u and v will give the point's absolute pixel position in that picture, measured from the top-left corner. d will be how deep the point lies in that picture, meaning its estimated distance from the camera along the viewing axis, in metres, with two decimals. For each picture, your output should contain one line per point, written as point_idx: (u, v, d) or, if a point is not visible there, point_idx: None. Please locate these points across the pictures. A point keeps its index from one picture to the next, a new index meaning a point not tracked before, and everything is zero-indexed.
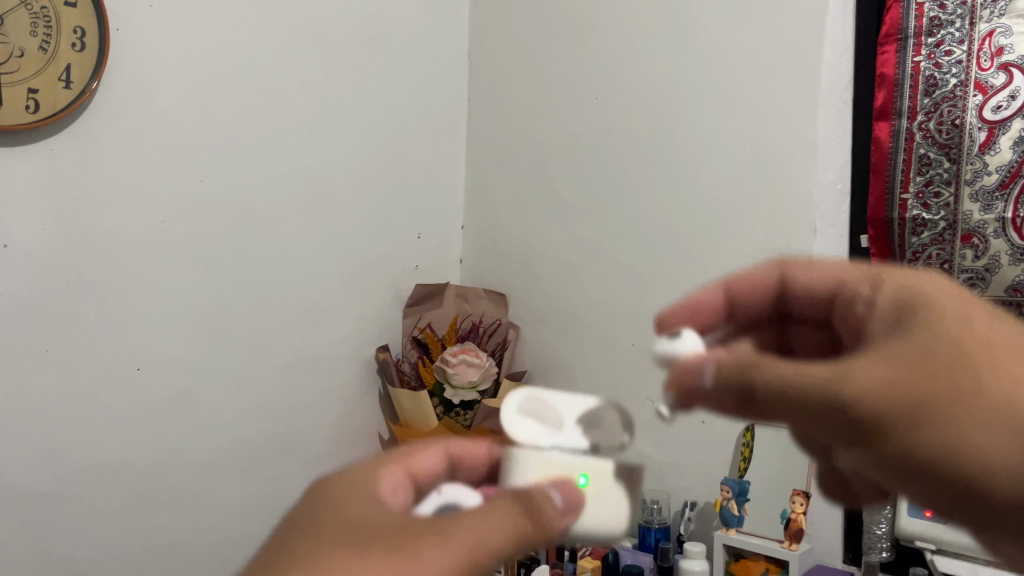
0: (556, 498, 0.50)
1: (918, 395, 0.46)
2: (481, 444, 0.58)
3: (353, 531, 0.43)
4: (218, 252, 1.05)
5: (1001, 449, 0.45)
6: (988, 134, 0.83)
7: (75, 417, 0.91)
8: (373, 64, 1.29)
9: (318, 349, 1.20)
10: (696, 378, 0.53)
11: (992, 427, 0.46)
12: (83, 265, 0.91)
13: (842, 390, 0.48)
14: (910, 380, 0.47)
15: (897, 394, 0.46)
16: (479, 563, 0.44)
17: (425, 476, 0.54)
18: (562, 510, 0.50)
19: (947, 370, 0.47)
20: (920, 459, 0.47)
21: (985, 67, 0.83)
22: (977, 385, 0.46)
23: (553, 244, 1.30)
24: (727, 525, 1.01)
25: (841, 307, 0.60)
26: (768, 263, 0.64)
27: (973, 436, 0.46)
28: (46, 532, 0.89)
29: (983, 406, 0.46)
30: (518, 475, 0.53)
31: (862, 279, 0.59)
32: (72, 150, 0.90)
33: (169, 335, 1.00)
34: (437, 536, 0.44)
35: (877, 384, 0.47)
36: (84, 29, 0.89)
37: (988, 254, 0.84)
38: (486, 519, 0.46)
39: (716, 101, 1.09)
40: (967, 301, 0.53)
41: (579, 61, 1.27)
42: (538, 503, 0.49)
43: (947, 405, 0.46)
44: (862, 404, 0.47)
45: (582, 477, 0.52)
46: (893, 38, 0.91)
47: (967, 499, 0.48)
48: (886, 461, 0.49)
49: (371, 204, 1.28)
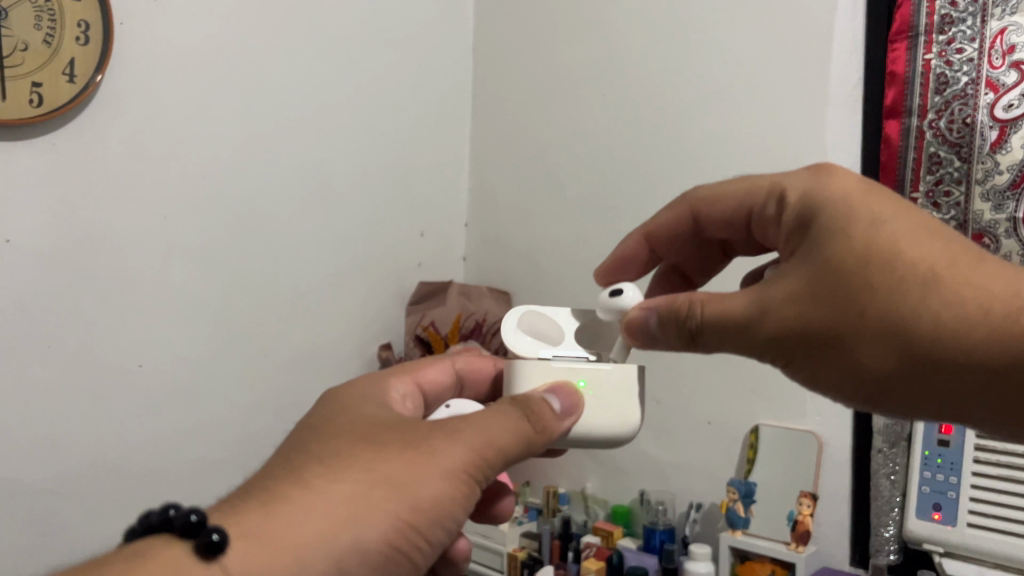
0: (554, 402, 0.57)
1: (830, 314, 0.49)
2: (487, 364, 0.74)
3: (369, 429, 0.52)
4: (220, 247, 1.05)
5: (905, 345, 0.48)
6: (999, 132, 0.82)
7: (75, 413, 0.90)
8: (377, 60, 1.28)
9: (319, 346, 1.19)
10: (642, 322, 0.58)
11: (892, 334, 0.48)
12: (84, 260, 0.90)
13: (756, 319, 0.52)
14: (813, 306, 0.49)
15: (808, 323, 0.50)
16: (487, 454, 0.51)
17: (435, 386, 0.68)
18: (558, 412, 0.57)
19: (845, 284, 0.48)
20: (848, 370, 0.50)
21: (997, 65, 0.82)
22: (868, 296, 0.48)
23: (557, 242, 1.29)
24: (733, 526, 0.97)
25: (755, 222, 0.61)
26: (676, 209, 0.68)
27: (877, 347, 0.48)
28: (43, 528, 0.88)
29: (878, 319, 0.48)
30: (519, 383, 0.62)
31: (765, 191, 0.59)
32: (75, 143, 0.89)
33: (170, 331, 0.99)
34: (450, 432, 0.51)
35: (787, 316, 0.51)
36: (87, 22, 0.88)
37: (999, 254, 0.82)
38: (489, 417, 0.53)
39: (721, 98, 1.08)
40: (880, 187, 0.52)
41: (583, 58, 1.27)
42: (536, 403, 0.55)
43: (856, 318, 0.48)
44: (771, 334, 0.51)
45: (580, 381, 0.60)
46: (903, 35, 0.90)
47: (899, 396, 0.50)
48: (809, 377, 0.52)
49: (374, 201, 1.28)
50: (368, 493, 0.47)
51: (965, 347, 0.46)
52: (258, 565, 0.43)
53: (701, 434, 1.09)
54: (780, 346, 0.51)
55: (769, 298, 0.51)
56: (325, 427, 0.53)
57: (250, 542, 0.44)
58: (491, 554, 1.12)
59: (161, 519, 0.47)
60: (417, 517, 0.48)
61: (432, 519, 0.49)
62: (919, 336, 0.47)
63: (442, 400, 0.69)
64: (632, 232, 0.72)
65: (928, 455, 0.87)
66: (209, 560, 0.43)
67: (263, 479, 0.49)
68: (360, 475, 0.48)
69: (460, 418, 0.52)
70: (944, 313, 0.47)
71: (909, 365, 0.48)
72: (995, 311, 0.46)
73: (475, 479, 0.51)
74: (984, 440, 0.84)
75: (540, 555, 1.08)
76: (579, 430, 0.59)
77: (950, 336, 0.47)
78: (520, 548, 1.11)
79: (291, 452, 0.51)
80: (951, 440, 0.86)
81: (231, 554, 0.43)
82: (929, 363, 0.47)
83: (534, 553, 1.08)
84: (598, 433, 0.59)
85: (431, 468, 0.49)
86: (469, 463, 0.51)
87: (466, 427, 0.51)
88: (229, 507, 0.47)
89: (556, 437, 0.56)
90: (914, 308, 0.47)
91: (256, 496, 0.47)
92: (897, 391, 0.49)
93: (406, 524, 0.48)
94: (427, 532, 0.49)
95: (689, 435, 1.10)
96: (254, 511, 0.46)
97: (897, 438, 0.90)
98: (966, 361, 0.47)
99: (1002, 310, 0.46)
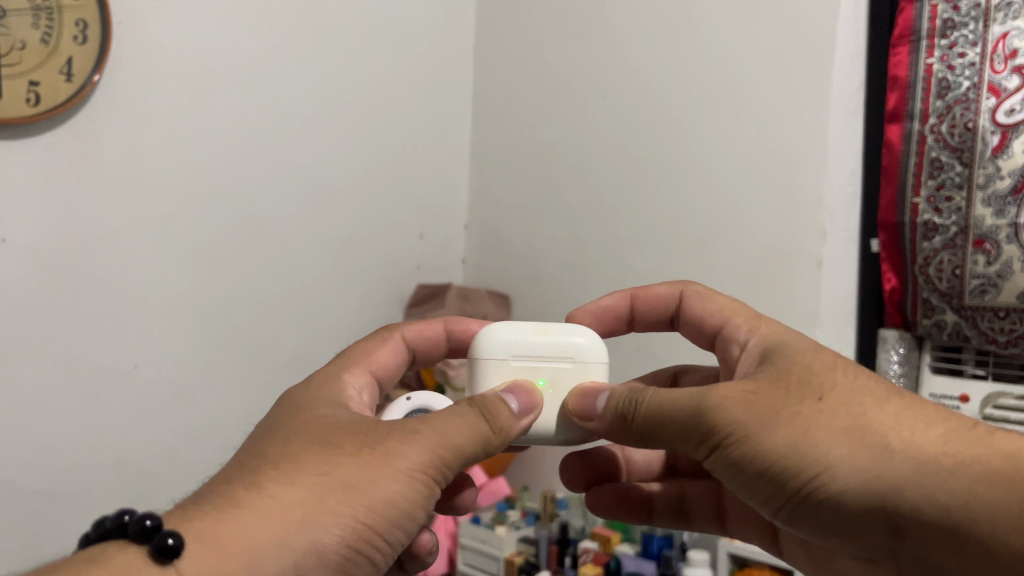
0: (511, 402, 0.55)
1: (808, 414, 0.46)
2: (435, 327, 0.72)
3: (323, 431, 0.51)
4: (215, 249, 1.04)
5: (877, 466, 0.43)
6: (1001, 137, 0.81)
7: (69, 413, 0.89)
8: (377, 65, 1.28)
9: (316, 347, 1.19)
10: (591, 396, 0.56)
11: (864, 440, 0.44)
12: (80, 260, 0.90)
13: (711, 410, 0.47)
14: (773, 397, 0.47)
15: (765, 399, 0.47)
16: (444, 455, 0.50)
17: (387, 371, 0.67)
18: (517, 412, 0.55)
19: (811, 377, 0.49)
20: (810, 470, 0.44)
21: (999, 70, 0.81)
22: (826, 388, 0.48)
23: (556, 246, 1.28)
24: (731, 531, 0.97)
25: (721, 342, 0.63)
26: (671, 291, 0.69)
27: (843, 439, 0.44)
28: (38, 529, 0.88)
29: (840, 413, 0.46)
30: (480, 383, 0.60)
31: (737, 320, 0.61)
32: (73, 142, 0.89)
33: (167, 332, 0.98)
34: (406, 432, 0.50)
35: (755, 416, 0.46)
36: (86, 21, 0.88)
37: (1000, 261, 0.81)
38: (447, 416, 0.52)
39: (727, 99, 1.07)
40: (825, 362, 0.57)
41: (586, 62, 1.26)
42: (494, 401, 0.54)
43: (812, 401, 0.47)
44: (733, 430, 0.46)
45: (540, 378, 0.59)
46: (905, 39, 0.91)
47: (849, 531, 0.45)
48: (745, 489, 0.48)
49: (372, 201, 1.27)
50: (323, 498, 0.46)
51: (926, 466, 0.42)
52: (214, 568, 0.42)
53: None
54: (726, 446, 0.47)
55: (736, 396, 0.47)
56: (274, 428, 0.52)
57: (203, 544, 0.43)
58: (486, 559, 1.10)
59: (117, 525, 0.46)
60: (374, 517, 0.47)
61: (390, 521, 0.48)
62: (882, 438, 0.44)
63: (394, 380, 0.68)
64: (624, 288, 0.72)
65: None
66: (165, 563, 0.42)
67: (214, 483, 0.48)
68: (312, 479, 0.47)
69: (418, 418, 0.51)
70: (917, 439, 0.44)
71: (872, 482, 0.43)
72: (960, 449, 0.43)
73: (433, 480, 0.50)
74: None
75: (537, 561, 1.07)
76: (538, 429, 0.58)
77: (919, 465, 0.42)
78: (518, 552, 1.10)
79: (244, 453, 0.50)
80: None
81: (185, 559, 0.42)
82: (892, 498, 0.42)
83: (531, 558, 1.08)
84: (557, 427, 0.58)
85: (388, 470, 0.48)
86: (427, 464, 0.49)
87: (423, 427, 0.50)
88: (183, 510, 0.46)
89: (515, 436, 0.55)
90: (869, 413, 0.46)
91: (210, 499, 0.46)
92: (846, 518, 0.44)
93: (364, 524, 0.47)
94: (386, 532, 0.48)
95: None
96: (210, 513, 0.45)
97: None
98: (910, 487, 0.42)
99: (981, 449, 0.43)
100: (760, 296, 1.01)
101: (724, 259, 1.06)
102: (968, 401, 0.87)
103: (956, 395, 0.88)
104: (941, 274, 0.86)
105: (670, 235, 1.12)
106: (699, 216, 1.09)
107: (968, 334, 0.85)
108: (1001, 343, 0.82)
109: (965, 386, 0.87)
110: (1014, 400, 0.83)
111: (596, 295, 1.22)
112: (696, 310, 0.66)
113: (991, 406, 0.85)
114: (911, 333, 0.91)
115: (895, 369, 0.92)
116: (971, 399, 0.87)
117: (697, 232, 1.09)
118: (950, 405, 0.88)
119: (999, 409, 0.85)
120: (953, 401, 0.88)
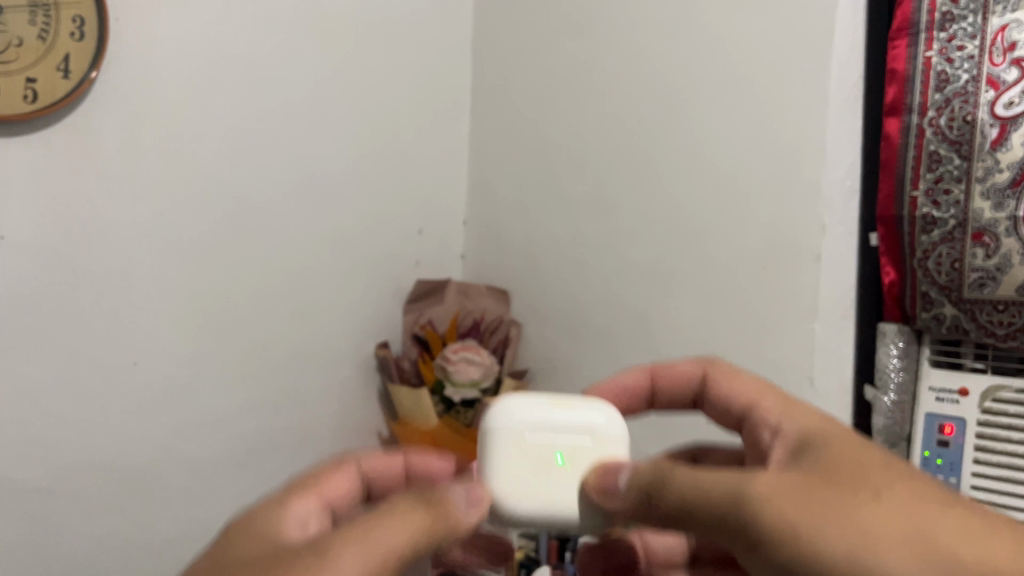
0: (465, 497, 0.56)
1: (868, 521, 0.45)
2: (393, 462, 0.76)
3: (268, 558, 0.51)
4: (214, 246, 1.04)
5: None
6: (1000, 131, 0.81)
7: (70, 410, 0.90)
8: (374, 61, 1.27)
9: (317, 344, 1.19)
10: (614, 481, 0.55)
11: (926, 551, 0.44)
12: (79, 256, 0.90)
13: (762, 507, 0.46)
14: (832, 498, 0.46)
15: (820, 502, 0.46)
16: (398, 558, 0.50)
17: (342, 501, 0.69)
18: (466, 505, 0.56)
19: (861, 476, 0.48)
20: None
21: (998, 62, 0.81)
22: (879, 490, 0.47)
23: (555, 242, 1.28)
24: None
25: (745, 428, 0.63)
26: (694, 371, 0.70)
27: (900, 550, 0.44)
28: (40, 526, 0.88)
29: (896, 518, 0.45)
30: (489, 455, 0.60)
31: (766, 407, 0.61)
32: (70, 139, 0.89)
33: (167, 329, 0.99)
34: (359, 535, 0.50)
35: (812, 520, 0.45)
36: (83, 16, 0.88)
37: (1000, 254, 0.81)
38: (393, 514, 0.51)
39: (726, 94, 1.06)
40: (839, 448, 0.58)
41: (585, 58, 1.26)
42: (441, 493, 0.55)
43: (869, 504, 0.46)
44: (786, 531, 0.45)
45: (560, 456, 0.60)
46: (904, 32, 0.90)
47: None
48: None
49: (371, 197, 1.27)
50: None
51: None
52: None
53: (699, 432, 1.08)
54: (773, 544, 0.46)
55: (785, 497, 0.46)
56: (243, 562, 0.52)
57: None
58: (488, 553, 1.12)
59: None
60: None
61: None
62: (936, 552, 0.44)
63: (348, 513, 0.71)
64: (640, 366, 0.72)
65: (928, 455, 0.90)
66: None
67: None
68: None
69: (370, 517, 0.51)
70: (973, 553, 0.44)
71: None
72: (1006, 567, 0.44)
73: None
74: (984, 440, 0.86)
75: (537, 555, 1.08)
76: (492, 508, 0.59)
77: None
78: (518, 548, 1.10)
79: None
80: (952, 440, 0.88)
81: None
82: None
83: (531, 553, 1.09)
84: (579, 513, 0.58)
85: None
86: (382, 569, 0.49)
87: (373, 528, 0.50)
88: None
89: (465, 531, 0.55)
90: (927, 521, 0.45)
91: None
92: None
93: None
94: None
95: (690, 433, 1.09)
96: None
97: (897, 439, 0.90)
98: None
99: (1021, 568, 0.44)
100: (760, 291, 1.01)
101: (723, 254, 1.06)
102: (967, 395, 0.88)
103: (955, 388, 0.88)
104: (939, 268, 0.86)
105: (669, 231, 1.12)
106: (698, 211, 1.09)
107: (967, 328, 0.85)
108: (999, 336, 0.83)
109: (965, 379, 0.88)
110: (1014, 393, 0.84)
111: (595, 291, 1.22)
112: (721, 391, 0.67)
113: (990, 400, 0.86)
114: (910, 327, 0.91)
115: (894, 363, 0.91)
116: (970, 393, 0.87)
117: (697, 227, 1.09)
118: (949, 399, 0.89)
119: (998, 402, 0.86)
120: (952, 395, 0.89)
